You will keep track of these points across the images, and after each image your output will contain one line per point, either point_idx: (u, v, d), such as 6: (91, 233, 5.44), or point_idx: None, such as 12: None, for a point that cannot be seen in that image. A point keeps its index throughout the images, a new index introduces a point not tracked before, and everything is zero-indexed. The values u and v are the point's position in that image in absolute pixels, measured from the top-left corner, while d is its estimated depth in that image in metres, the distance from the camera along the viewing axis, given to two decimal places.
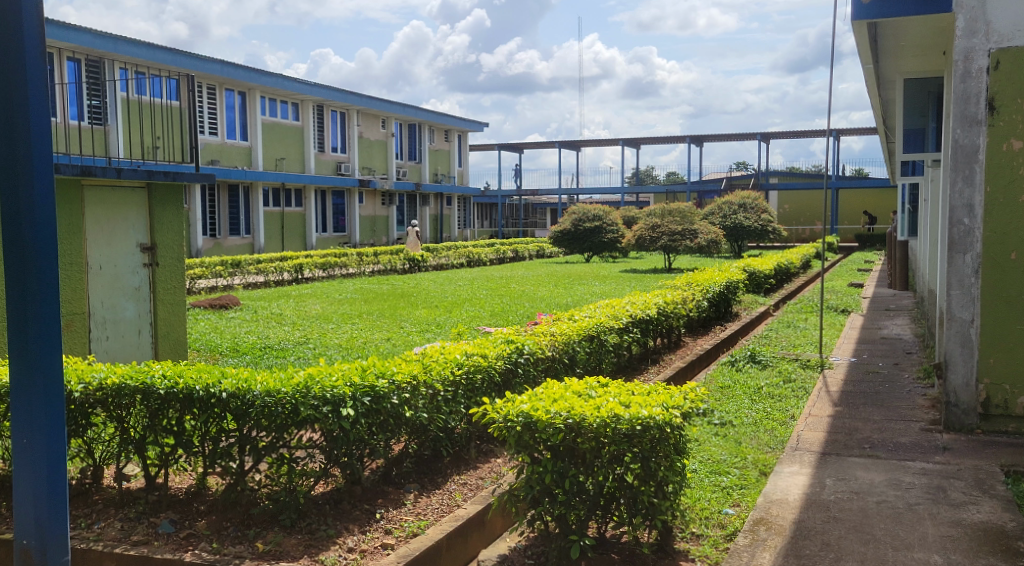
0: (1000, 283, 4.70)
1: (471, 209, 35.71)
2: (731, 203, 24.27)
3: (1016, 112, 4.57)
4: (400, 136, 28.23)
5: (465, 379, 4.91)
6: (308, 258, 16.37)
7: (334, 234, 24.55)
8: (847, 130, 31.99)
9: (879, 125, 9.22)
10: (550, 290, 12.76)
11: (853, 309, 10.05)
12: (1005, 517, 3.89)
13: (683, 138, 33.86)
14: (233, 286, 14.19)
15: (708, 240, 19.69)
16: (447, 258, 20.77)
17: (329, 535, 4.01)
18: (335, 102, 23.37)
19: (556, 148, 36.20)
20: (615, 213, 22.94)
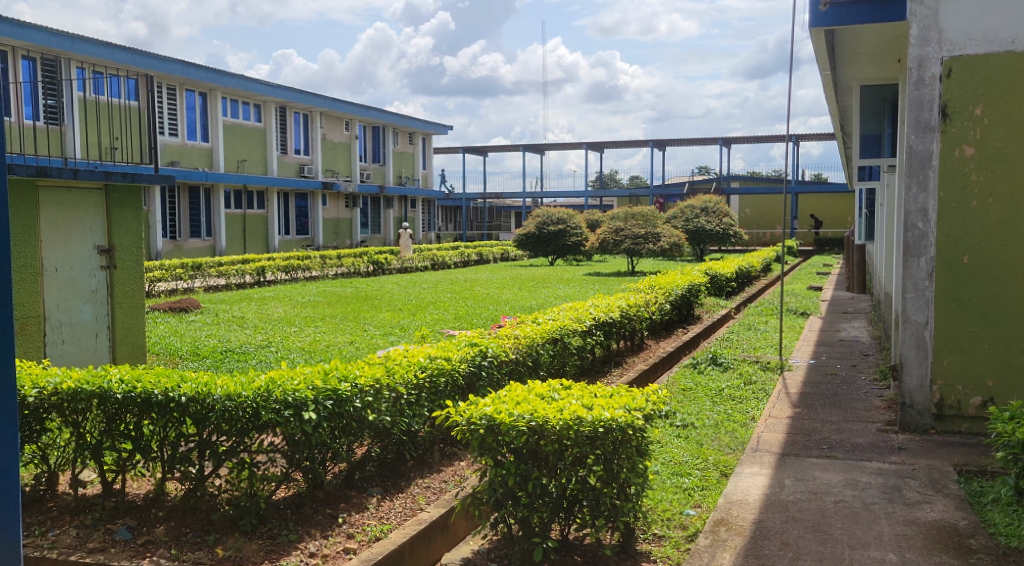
0: (953, 286, 4.81)
1: (435, 212, 35.64)
2: (693, 207, 24.53)
3: (967, 119, 4.68)
4: (365, 138, 28.14)
5: (428, 383, 4.90)
6: (270, 261, 16.27)
7: (297, 236, 24.35)
8: (807, 135, 32.56)
9: (838, 130, 9.39)
10: (515, 293, 12.77)
11: (812, 312, 10.21)
12: (957, 516, 3.97)
13: (646, 142, 34.16)
14: (194, 289, 13.99)
15: (670, 243, 19.89)
16: (410, 261, 20.73)
17: (290, 540, 3.98)
18: (297, 104, 23.18)
19: (521, 151, 36.32)
20: (577, 217, 23.09)
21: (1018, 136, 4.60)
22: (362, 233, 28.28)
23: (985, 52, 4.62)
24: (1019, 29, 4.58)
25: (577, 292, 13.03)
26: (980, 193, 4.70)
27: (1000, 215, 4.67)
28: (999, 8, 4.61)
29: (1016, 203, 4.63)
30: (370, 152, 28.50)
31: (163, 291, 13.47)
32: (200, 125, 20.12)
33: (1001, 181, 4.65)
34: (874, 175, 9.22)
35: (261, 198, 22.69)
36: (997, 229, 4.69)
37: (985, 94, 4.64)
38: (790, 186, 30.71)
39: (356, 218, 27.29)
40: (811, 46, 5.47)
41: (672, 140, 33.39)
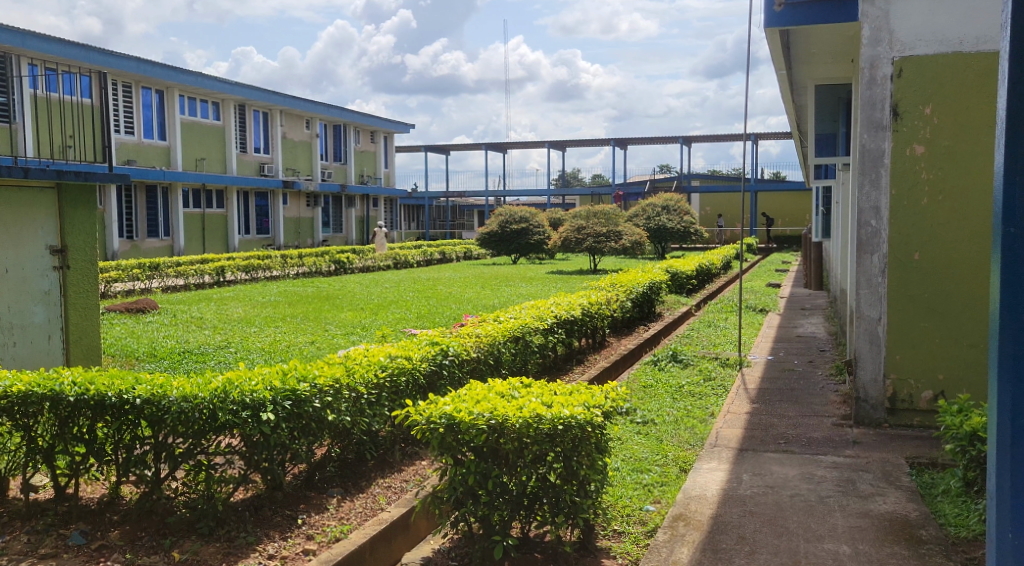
0: (905, 282, 4.90)
1: (399, 211, 35.52)
2: (654, 206, 24.70)
3: (918, 118, 4.77)
4: (326, 137, 28.03)
5: (388, 382, 4.90)
6: (229, 260, 16.12)
7: (257, 236, 24.11)
8: (766, 135, 33.02)
9: (795, 129, 9.54)
10: (476, 292, 12.75)
11: (771, 309, 10.35)
12: (910, 507, 4.05)
13: (609, 141, 34.37)
14: (151, 290, 13.80)
15: (631, 241, 20.04)
16: (372, 260, 20.65)
17: (248, 542, 3.95)
18: (257, 102, 22.98)
19: (483, 149, 36.36)
20: (541, 215, 23.16)
21: (967, 135, 4.69)
22: (324, 232, 28.14)
23: (934, 52, 4.71)
24: (968, 30, 4.66)
25: (540, 291, 13.06)
26: (931, 192, 4.79)
27: (952, 212, 4.76)
28: (948, 9, 4.70)
29: (966, 201, 4.72)
30: (331, 150, 28.36)
31: (119, 292, 13.26)
32: (158, 124, 19.89)
33: (951, 179, 4.74)
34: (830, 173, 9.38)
35: (219, 197, 22.44)
36: (947, 227, 4.78)
37: (935, 93, 4.73)
38: (749, 184, 31.12)
39: (317, 216, 27.14)
40: (767, 46, 5.53)
41: (635, 140, 33.67)
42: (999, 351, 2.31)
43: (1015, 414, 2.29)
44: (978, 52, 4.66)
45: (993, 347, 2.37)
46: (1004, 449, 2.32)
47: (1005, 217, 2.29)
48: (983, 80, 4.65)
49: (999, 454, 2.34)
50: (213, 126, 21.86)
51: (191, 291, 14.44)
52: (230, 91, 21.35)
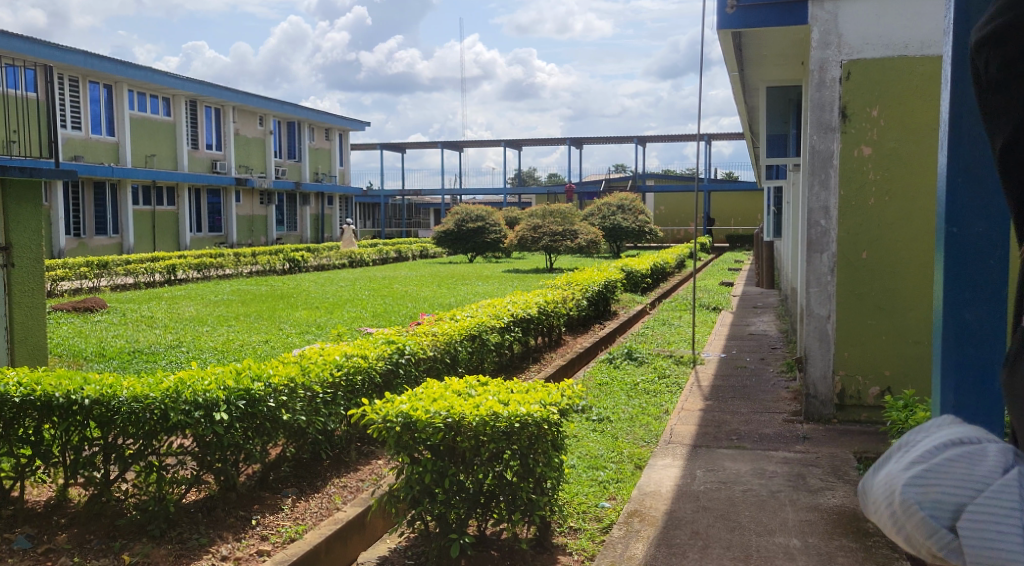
0: (853, 280, 5.01)
1: (354, 209, 35.25)
2: (610, 205, 24.87)
3: (865, 120, 4.88)
4: (280, 134, 27.70)
5: (345, 381, 4.86)
6: (180, 258, 15.81)
7: (209, 234, 23.70)
8: (719, 135, 33.50)
9: (747, 130, 9.70)
10: (432, 290, 12.70)
11: (723, 307, 10.50)
12: (857, 500, 4.14)
13: (563, 139, 34.54)
14: (99, 289, 13.48)
15: (587, 240, 20.16)
16: (327, 259, 20.47)
17: (201, 544, 3.89)
18: (209, 98, 22.61)
19: (440, 148, 36.29)
20: (496, 213, 23.15)
21: (912, 137, 4.80)
22: (278, 230, 27.79)
23: (881, 55, 4.82)
24: (912, 35, 4.78)
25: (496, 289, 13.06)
26: (877, 192, 4.90)
27: (898, 212, 4.87)
28: (894, 14, 4.82)
29: (911, 201, 4.84)
30: (285, 148, 28.03)
31: (66, 291, 12.94)
32: (106, 119, 19.46)
33: (897, 180, 4.86)
34: (779, 173, 9.56)
35: (170, 194, 21.98)
36: (893, 227, 4.89)
37: (881, 96, 4.84)
38: (702, 184, 31.47)
39: (270, 214, 26.78)
40: (720, 48, 5.61)
41: (590, 139, 33.91)
42: None
43: None
44: (922, 56, 4.77)
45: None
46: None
47: None
48: (928, 83, 4.76)
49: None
50: (162, 121, 21.44)
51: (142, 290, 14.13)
52: (180, 86, 20.97)
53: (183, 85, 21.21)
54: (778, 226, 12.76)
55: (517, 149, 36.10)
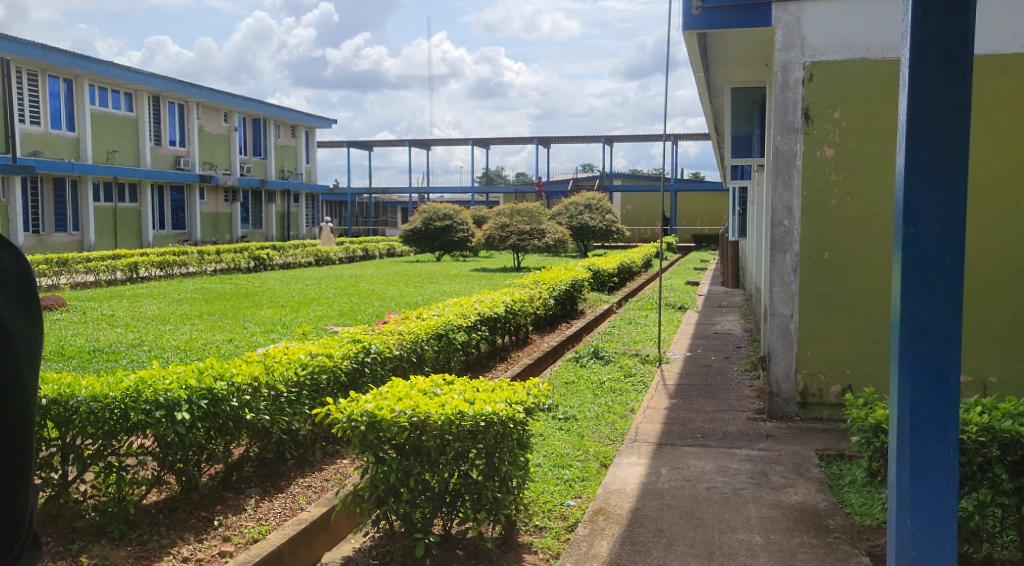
0: (815, 280, 5.07)
1: (320, 207, 35.09)
2: (577, 204, 24.93)
3: (827, 122, 4.94)
4: (245, 130, 27.54)
5: (310, 380, 4.82)
6: (143, 256, 15.57)
7: (172, 231, 23.38)
8: (686, 135, 33.80)
9: (713, 131, 9.81)
10: (400, 289, 12.64)
11: (689, 306, 10.58)
12: (818, 497, 4.20)
13: (531, 138, 34.63)
14: (58, 286, 13.24)
15: (554, 239, 20.23)
16: (293, 257, 20.30)
17: (162, 545, 3.84)
18: (171, 94, 22.36)
19: (407, 146, 36.26)
20: (463, 211, 23.12)
21: (873, 139, 4.88)
22: (243, 228, 27.57)
23: (843, 58, 4.89)
24: (873, 38, 4.85)
25: (464, 288, 13.05)
26: (839, 193, 4.97)
27: (858, 213, 4.95)
28: (855, 18, 4.88)
29: (872, 203, 4.91)
30: (250, 145, 27.82)
31: None
32: (65, 115, 19.13)
33: (857, 182, 4.93)
34: (744, 174, 9.67)
35: (133, 190, 21.67)
36: (855, 228, 4.96)
37: (843, 98, 4.90)
38: (669, 184, 31.72)
39: (235, 212, 26.57)
40: (686, 48, 5.64)
41: (559, 139, 34.06)
42: (899, 345, 2.45)
43: (914, 407, 2.44)
44: (883, 59, 4.85)
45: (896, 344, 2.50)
46: (904, 440, 2.46)
47: (906, 217, 2.41)
48: (887, 87, 4.84)
49: (900, 445, 2.48)
50: (124, 117, 21.11)
51: (102, 287, 13.91)
52: (141, 81, 20.70)
53: (145, 81, 20.95)
54: (743, 227, 12.91)
55: (484, 147, 36.13)
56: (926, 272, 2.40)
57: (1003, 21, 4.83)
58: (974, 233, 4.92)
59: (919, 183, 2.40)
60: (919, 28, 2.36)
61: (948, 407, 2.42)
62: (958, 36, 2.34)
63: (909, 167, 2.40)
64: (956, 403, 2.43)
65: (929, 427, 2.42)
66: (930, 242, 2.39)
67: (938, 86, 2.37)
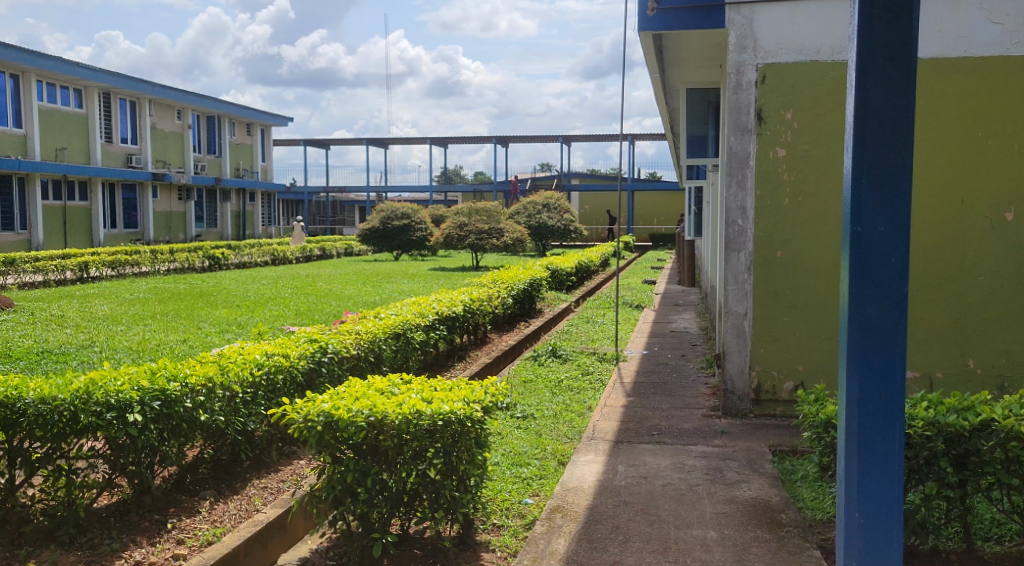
0: (768, 278, 5.15)
1: (276, 206, 34.78)
2: (535, 204, 24.99)
3: (780, 123, 5.02)
4: (198, 127, 27.22)
5: (265, 381, 4.77)
6: (94, 256, 15.24)
7: (125, 230, 22.96)
8: (644, 135, 34.13)
9: (669, 131, 9.92)
10: (357, 288, 12.57)
11: (646, 305, 10.68)
12: (771, 492, 4.27)
13: (490, 138, 34.68)
14: (4, 287, 12.92)
15: (512, 238, 20.28)
16: (249, 257, 20.05)
17: (113, 549, 3.77)
18: (122, 90, 21.93)
19: (365, 145, 36.11)
20: (422, 211, 23.06)
21: (823, 140, 4.97)
22: (198, 227, 27.20)
23: (794, 60, 4.97)
24: (824, 40, 4.95)
25: (422, 287, 13.02)
26: (792, 193, 5.05)
27: (810, 212, 5.04)
28: (806, 20, 4.97)
29: (824, 202, 5.01)
30: (204, 142, 27.44)
31: None
32: (13, 111, 18.66)
33: (809, 181, 5.02)
34: (700, 174, 9.79)
35: (83, 188, 21.20)
36: (807, 227, 5.05)
37: (795, 99, 4.99)
38: (627, 184, 31.98)
39: (189, 211, 26.05)
40: (641, 48, 5.67)
41: (518, 138, 34.18)
42: (847, 341, 2.50)
43: (861, 403, 2.49)
44: (834, 61, 4.94)
45: (844, 340, 2.56)
46: (851, 435, 2.52)
47: (854, 217, 2.46)
48: (838, 89, 4.94)
49: (848, 440, 2.53)
50: (72, 114, 20.65)
51: (51, 287, 13.60)
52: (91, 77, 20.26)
53: (94, 76, 20.50)
54: (698, 226, 13.07)
55: (444, 146, 36.05)
56: (874, 270, 2.46)
57: (948, 25, 4.94)
58: (920, 233, 5.03)
59: (865, 184, 2.45)
60: (865, 32, 2.41)
61: (894, 403, 2.48)
62: (903, 39, 2.40)
63: (856, 168, 2.45)
64: (901, 399, 2.49)
65: (876, 423, 2.48)
66: (877, 241, 2.45)
67: (883, 88, 2.42)
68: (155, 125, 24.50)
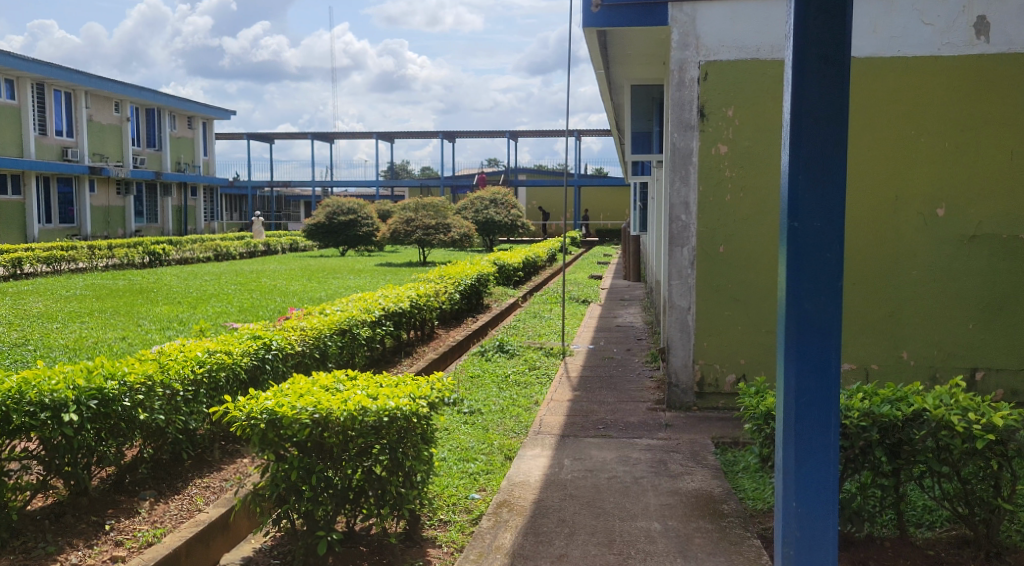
0: (711, 273, 5.23)
1: (218, 201, 34.23)
2: (482, 199, 25.03)
3: (721, 119, 5.10)
4: (136, 120, 26.67)
5: (207, 378, 4.68)
6: (27, 252, 14.83)
7: (61, 226, 22.36)
8: (591, 131, 34.41)
9: (614, 128, 10.02)
10: (302, 284, 12.42)
11: (592, 300, 10.79)
12: (714, 484, 4.34)
13: (438, 133, 34.60)
14: None
15: (460, 233, 20.29)
16: (191, 252, 19.68)
17: (48, 553, 3.67)
18: (57, 81, 21.31)
19: (310, 139, 35.76)
20: (368, 206, 22.89)
21: (763, 136, 5.07)
22: (138, 222, 26.66)
23: (734, 57, 5.05)
24: (764, 39, 5.04)
25: (369, 283, 12.94)
26: (733, 189, 5.13)
27: (751, 207, 5.13)
28: (746, 19, 5.05)
29: (766, 198, 5.10)
30: (145, 135, 26.83)
31: None
32: None
33: (750, 177, 5.11)
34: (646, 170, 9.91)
35: (15, 182, 20.59)
36: (748, 222, 5.15)
37: (736, 97, 5.07)
38: (575, 179, 32.21)
39: (128, 205, 25.65)
40: (586, 45, 5.71)
41: (465, 133, 34.19)
42: (784, 333, 2.55)
43: (798, 394, 2.54)
44: (773, 60, 5.04)
45: (781, 333, 2.61)
46: (788, 424, 2.57)
47: (791, 211, 2.51)
48: (776, 87, 5.04)
49: (785, 429, 2.58)
50: (5, 105, 20.03)
51: None
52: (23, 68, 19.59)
53: (28, 67, 19.84)
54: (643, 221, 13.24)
55: (391, 141, 35.85)
56: (807, 264, 2.52)
57: (880, 25, 5.07)
58: (854, 229, 5.16)
59: (801, 179, 2.50)
60: (800, 31, 2.46)
61: (828, 394, 2.53)
62: (836, 38, 2.45)
63: (793, 163, 2.50)
64: (837, 390, 2.55)
65: (811, 413, 2.54)
66: (813, 236, 2.50)
67: (818, 85, 2.47)
68: (91, 117, 23.88)
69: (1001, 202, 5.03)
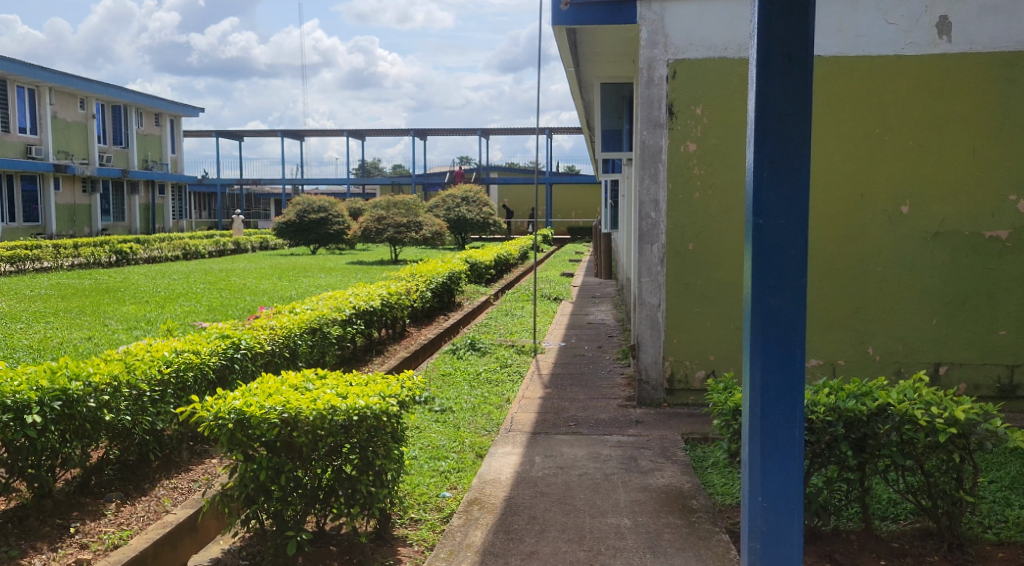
0: (680, 270, 5.27)
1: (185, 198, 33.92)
2: (454, 197, 25.02)
3: (690, 118, 5.13)
4: (100, 118, 26.36)
5: (174, 378, 4.64)
6: None
7: (26, 224, 22.08)
8: (563, 129, 34.49)
9: (586, 126, 10.05)
10: (271, 282, 12.35)
11: (564, 298, 10.81)
12: (683, 479, 4.36)
13: (410, 131, 34.52)
14: None
15: (432, 232, 20.26)
16: (159, 250, 19.50)
17: (10, 555, 3.62)
18: (20, 77, 20.98)
19: (280, 137, 35.53)
20: (338, 204, 22.78)
21: (731, 135, 5.11)
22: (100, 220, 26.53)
23: (703, 56, 5.09)
24: (731, 38, 5.07)
25: (340, 281, 12.89)
26: (702, 186, 5.17)
27: (720, 205, 5.17)
28: (714, 18, 5.08)
29: (733, 196, 5.15)
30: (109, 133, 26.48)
31: None
32: None
33: (719, 175, 5.15)
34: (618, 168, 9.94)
35: None
36: (716, 219, 5.19)
37: (705, 95, 5.11)
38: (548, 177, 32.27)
39: (94, 203, 25.45)
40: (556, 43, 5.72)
41: (437, 131, 34.13)
42: (749, 329, 2.57)
43: (764, 389, 2.56)
44: (740, 59, 5.08)
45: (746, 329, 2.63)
46: (754, 419, 2.58)
47: (755, 208, 2.53)
48: (744, 86, 5.08)
49: (752, 424, 2.60)
50: None
51: None
52: None
53: None
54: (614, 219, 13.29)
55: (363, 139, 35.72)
56: (769, 260, 2.54)
57: (846, 25, 5.12)
58: (820, 227, 5.21)
59: (765, 176, 2.52)
60: (763, 30, 2.48)
61: (792, 390, 2.56)
62: (797, 37, 2.47)
63: (758, 161, 2.52)
64: (801, 385, 2.57)
65: (776, 408, 2.56)
66: (777, 232, 2.52)
67: (780, 85, 2.49)
68: (56, 115, 23.56)
69: (963, 200, 5.11)
